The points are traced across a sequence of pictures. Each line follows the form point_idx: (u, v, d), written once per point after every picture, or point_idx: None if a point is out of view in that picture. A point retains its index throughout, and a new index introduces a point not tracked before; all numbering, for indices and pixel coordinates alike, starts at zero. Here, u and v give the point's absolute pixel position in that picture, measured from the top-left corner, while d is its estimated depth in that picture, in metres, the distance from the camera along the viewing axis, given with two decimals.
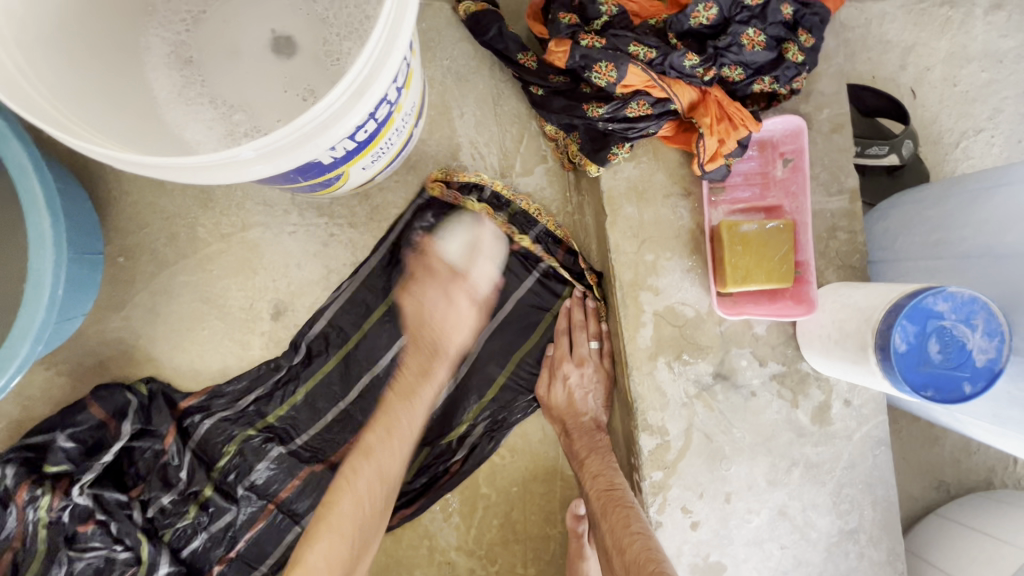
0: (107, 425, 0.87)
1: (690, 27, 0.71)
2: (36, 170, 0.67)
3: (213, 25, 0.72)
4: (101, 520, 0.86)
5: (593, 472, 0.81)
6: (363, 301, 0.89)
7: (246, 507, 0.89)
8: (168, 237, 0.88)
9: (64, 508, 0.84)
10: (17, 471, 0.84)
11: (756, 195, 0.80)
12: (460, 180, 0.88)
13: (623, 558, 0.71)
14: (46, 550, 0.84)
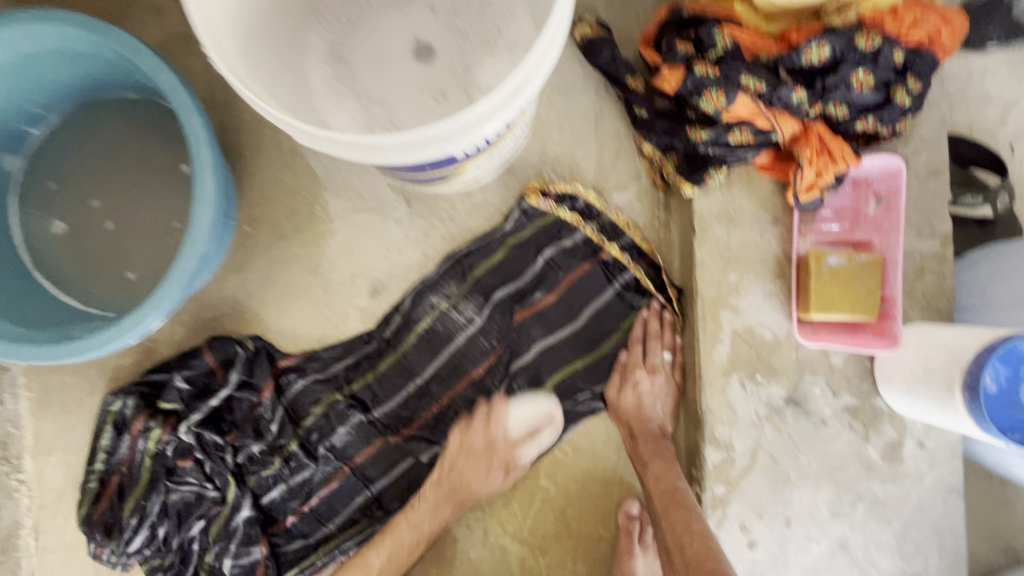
0: (217, 371, 0.96)
1: (801, 65, 0.75)
2: (208, 139, 0.78)
3: (365, 30, 0.82)
4: (198, 458, 0.95)
5: (656, 473, 0.85)
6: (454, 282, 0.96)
7: (324, 466, 0.97)
8: (289, 212, 0.98)
9: (170, 442, 0.94)
10: (137, 403, 0.94)
11: (845, 230, 0.83)
12: (555, 190, 0.95)
13: (683, 556, 0.74)
14: (149, 478, 0.94)
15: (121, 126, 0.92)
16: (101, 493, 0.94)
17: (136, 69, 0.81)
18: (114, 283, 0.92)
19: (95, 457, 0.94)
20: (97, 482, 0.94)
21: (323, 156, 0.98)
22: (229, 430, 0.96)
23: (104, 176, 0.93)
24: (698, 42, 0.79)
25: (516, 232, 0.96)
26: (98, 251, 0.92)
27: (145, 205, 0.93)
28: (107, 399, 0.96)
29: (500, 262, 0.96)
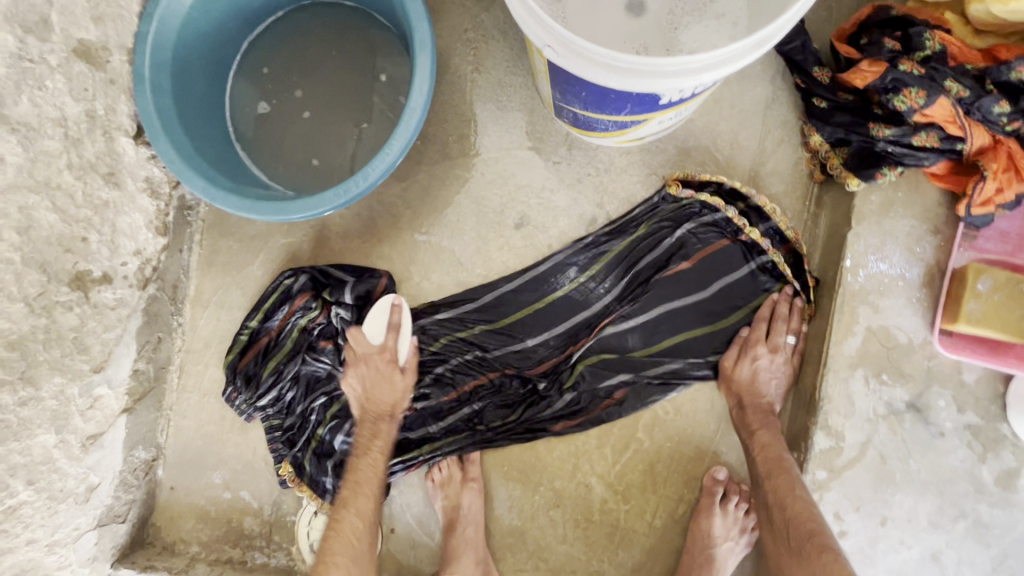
0: (380, 272, 1.06)
1: (1009, 79, 0.77)
2: (430, 47, 0.86)
3: None
4: (339, 343, 1.06)
5: (764, 441, 0.88)
6: (596, 241, 1.02)
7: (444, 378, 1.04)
8: (458, 136, 1.07)
9: (321, 324, 1.06)
10: (305, 282, 1.05)
11: (1007, 252, 0.84)
12: (699, 179, 0.98)
13: (783, 513, 0.82)
14: (292, 347, 1.05)
15: (336, 31, 1.03)
16: (249, 347, 1.06)
17: None
18: (299, 167, 1.02)
19: (251, 317, 1.06)
20: (247, 337, 1.05)
21: (500, 91, 1.06)
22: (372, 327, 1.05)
23: (311, 72, 1.03)
24: (903, 41, 0.81)
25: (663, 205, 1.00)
26: (292, 136, 1.02)
27: (340, 104, 1.03)
28: (284, 274, 1.07)
29: (643, 228, 1.01)
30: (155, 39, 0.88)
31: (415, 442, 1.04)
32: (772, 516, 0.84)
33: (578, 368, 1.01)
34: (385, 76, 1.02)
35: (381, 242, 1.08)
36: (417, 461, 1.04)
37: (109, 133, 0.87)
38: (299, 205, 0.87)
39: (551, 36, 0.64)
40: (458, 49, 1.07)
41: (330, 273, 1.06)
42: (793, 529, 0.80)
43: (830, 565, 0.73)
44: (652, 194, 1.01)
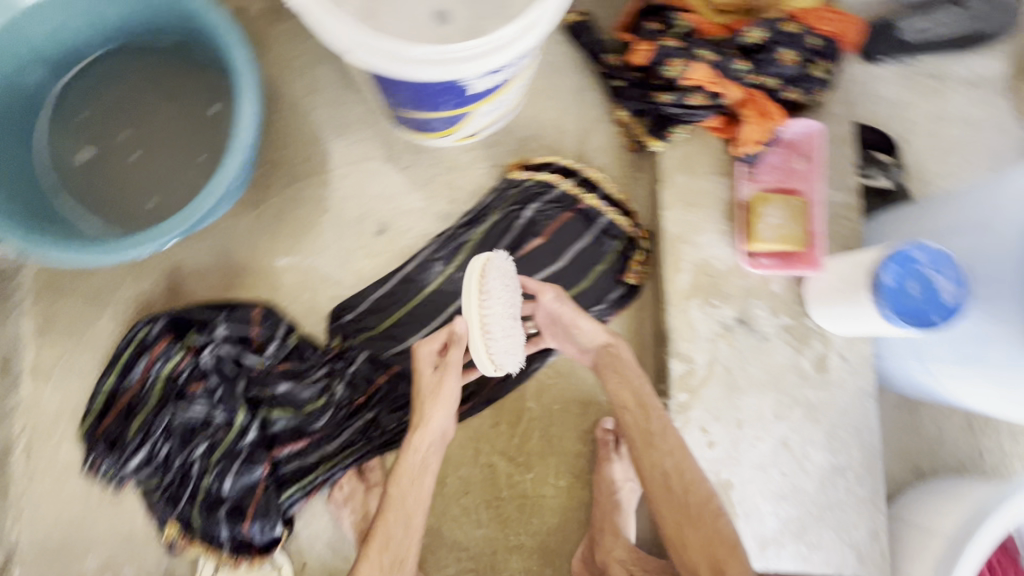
0: (246, 303, 1.04)
1: (743, 43, 0.95)
2: (248, 69, 0.87)
3: None
4: (211, 384, 1.00)
5: (646, 394, 0.92)
6: (455, 235, 1.08)
7: (333, 397, 1.03)
8: (304, 157, 1.09)
9: (187, 368, 0.99)
10: (163, 327, 1.00)
11: (780, 179, 1.02)
12: (534, 163, 1.09)
13: (682, 480, 0.87)
14: (159, 399, 0.98)
15: (153, 67, 1.01)
16: (109, 408, 0.99)
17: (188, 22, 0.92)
18: (136, 209, 0.98)
19: (108, 375, 0.99)
20: (105, 398, 0.99)
21: (338, 110, 1.10)
22: (246, 359, 1.01)
23: (135, 112, 1.00)
24: (663, 23, 0.98)
25: (509, 190, 1.09)
26: (122, 180, 0.99)
27: (170, 140, 1.00)
28: (138, 324, 1.01)
29: (494, 215, 1.09)
30: None
31: (313, 466, 1.02)
32: (667, 479, 0.87)
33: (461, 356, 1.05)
34: (216, 108, 1.01)
35: (243, 272, 1.06)
36: (316, 485, 1.02)
37: None
38: (138, 241, 0.86)
39: (350, 42, 0.72)
40: (290, 75, 1.10)
41: (192, 313, 1.01)
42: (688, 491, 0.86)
43: (725, 527, 0.84)
44: (498, 182, 1.10)
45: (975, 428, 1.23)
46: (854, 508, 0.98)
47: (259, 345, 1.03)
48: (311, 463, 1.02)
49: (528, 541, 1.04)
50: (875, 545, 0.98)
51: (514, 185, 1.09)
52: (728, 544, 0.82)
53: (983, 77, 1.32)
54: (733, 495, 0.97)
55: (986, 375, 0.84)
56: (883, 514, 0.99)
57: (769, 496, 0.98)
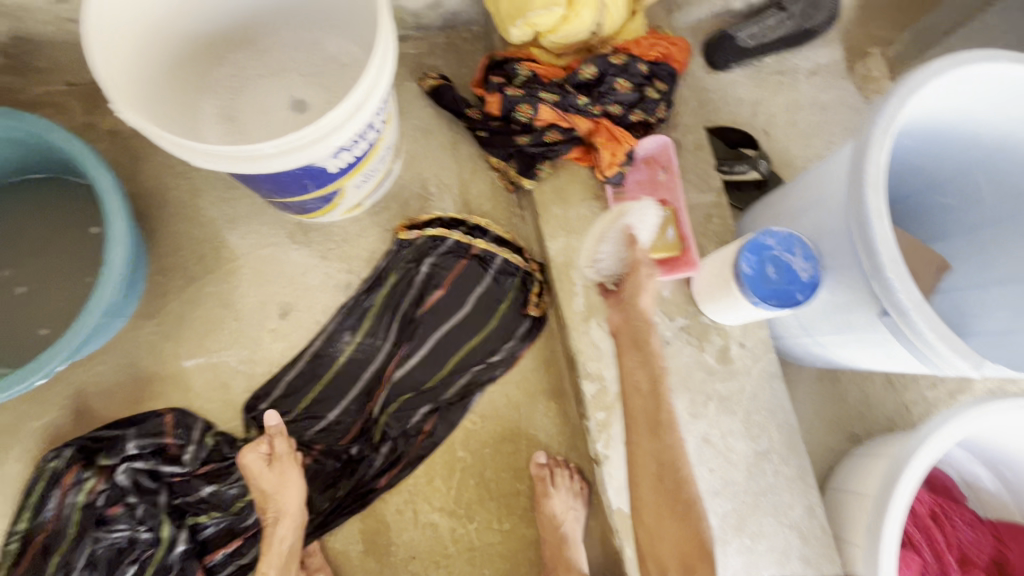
0: (156, 412, 1.03)
1: (580, 80, 1.04)
2: (117, 193, 0.92)
3: (249, 97, 1.02)
4: (130, 503, 0.97)
5: (650, 378, 0.88)
6: (358, 302, 1.11)
7: None
8: (197, 257, 1.12)
9: (103, 491, 0.97)
10: (73, 454, 0.98)
11: (648, 193, 1.08)
12: (421, 221, 1.14)
13: (674, 476, 0.83)
14: (76, 531, 0.95)
15: (32, 201, 1.04)
16: (26, 550, 0.95)
17: (56, 155, 0.96)
18: (26, 342, 0.98)
19: (20, 515, 0.96)
20: (21, 540, 0.96)
21: (226, 206, 1.14)
22: (166, 469, 1.00)
23: (17, 250, 1.02)
24: (507, 75, 1.07)
25: (403, 250, 1.13)
26: (8, 316, 0.99)
27: (54, 268, 1.02)
28: (46, 456, 0.99)
29: (392, 276, 1.12)
30: None
31: (250, 564, 1.00)
32: (658, 471, 0.84)
33: (380, 423, 1.06)
34: (96, 228, 1.03)
35: (151, 381, 1.06)
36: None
37: None
38: (34, 369, 0.88)
39: (191, 151, 0.76)
40: (173, 183, 1.14)
41: (103, 434, 1.00)
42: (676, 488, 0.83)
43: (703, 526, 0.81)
44: (391, 246, 1.14)
45: (895, 384, 1.29)
46: (786, 488, 1.01)
47: (176, 450, 1.01)
48: (247, 561, 1.01)
49: None
50: (813, 520, 1.00)
51: (406, 245, 1.13)
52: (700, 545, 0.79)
53: (822, 65, 1.45)
54: None
55: (860, 337, 0.89)
56: (814, 488, 1.01)
57: (703, 494, 0.99)
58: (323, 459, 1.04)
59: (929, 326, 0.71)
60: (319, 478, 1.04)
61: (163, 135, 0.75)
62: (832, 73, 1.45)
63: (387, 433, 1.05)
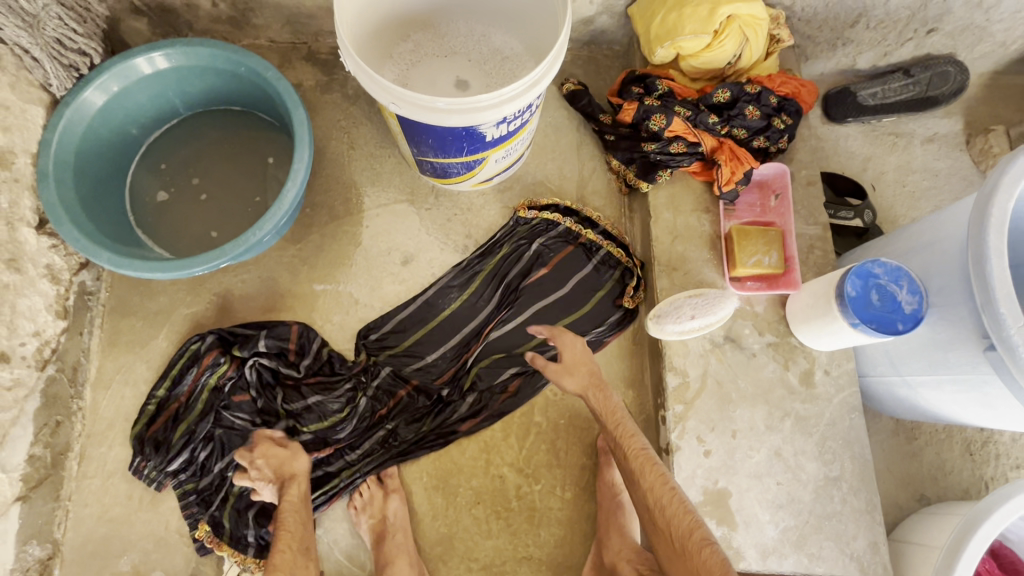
0: (285, 322, 1.16)
1: (713, 102, 1.14)
2: (305, 125, 1.07)
3: (422, 69, 1.17)
4: (252, 395, 1.12)
5: (620, 430, 1.00)
6: (471, 265, 1.23)
7: (357, 409, 1.12)
8: (343, 200, 1.27)
9: (231, 378, 1.11)
10: (213, 340, 1.12)
11: (757, 215, 1.16)
12: (540, 203, 1.25)
13: (663, 513, 0.91)
14: (203, 407, 1.09)
15: (226, 127, 1.22)
16: (158, 415, 1.09)
17: (261, 91, 1.14)
18: (199, 241, 1.16)
19: (159, 384, 1.10)
20: (155, 406, 1.10)
21: (374, 162, 1.30)
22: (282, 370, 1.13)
23: (208, 165, 1.21)
24: (645, 87, 1.18)
25: (519, 227, 1.24)
26: (190, 216, 1.17)
27: (234, 185, 1.20)
28: (190, 339, 1.14)
29: (505, 247, 1.23)
30: (58, 144, 1.01)
31: (335, 473, 1.11)
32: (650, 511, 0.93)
33: (471, 373, 1.15)
34: (273, 160, 1.21)
35: (283, 296, 1.21)
36: (339, 491, 1.10)
37: (12, 224, 0.97)
38: (199, 260, 1.01)
39: (392, 96, 0.91)
40: (335, 135, 1.32)
41: (240, 331, 1.14)
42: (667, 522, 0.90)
43: (711, 557, 0.84)
44: (509, 221, 1.25)
45: (974, 454, 1.27)
46: (852, 519, 1.02)
47: (295, 358, 1.14)
48: (332, 470, 1.11)
49: (535, 554, 1.08)
50: (875, 557, 1.00)
51: (522, 222, 1.24)
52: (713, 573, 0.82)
53: (939, 134, 1.49)
54: (732, 504, 1.02)
55: (956, 378, 0.91)
56: (881, 526, 1.02)
57: (767, 505, 1.02)
58: (415, 396, 1.15)
59: None
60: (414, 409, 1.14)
61: (375, 78, 0.89)
62: (949, 143, 1.49)
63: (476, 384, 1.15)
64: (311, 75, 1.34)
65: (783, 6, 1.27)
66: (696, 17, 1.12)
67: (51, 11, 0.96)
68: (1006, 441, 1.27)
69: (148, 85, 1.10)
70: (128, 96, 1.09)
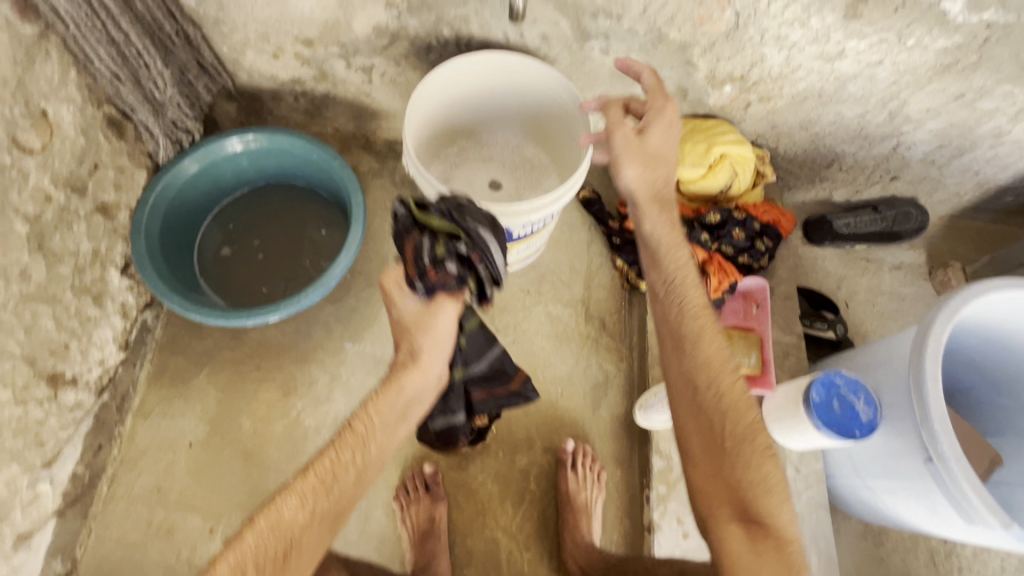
0: (469, 225, 0.96)
1: (706, 222, 1.35)
2: (359, 205, 1.27)
3: (462, 170, 1.40)
4: (458, 209, 0.98)
5: (693, 284, 1.04)
6: (463, 222, 0.97)
7: (452, 202, 1.00)
8: (379, 269, 1.44)
9: (443, 208, 0.99)
10: (442, 207, 0.99)
11: (740, 319, 1.32)
12: (408, 235, 0.97)
13: (719, 399, 0.95)
14: (467, 241, 0.96)
15: (290, 199, 1.43)
16: (477, 289, 1.00)
17: (327, 175, 1.35)
18: (251, 296, 1.32)
19: (443, 258, 0.95)
20: (440, 244, 0.95)
21: None
22: (456, 290, 0.99)
23: (267, 230, 1.40)
24: None
25: (428, 229, 0.96)
26: (244, 274, 1.34)
27: (288, 249, 1.38)
28: (438, 241, 0.95)
29: (434, 243, 0.95)
30: (153, 201, 1.20)
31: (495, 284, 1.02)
32: (709, 421, 0.95)
33: (444, 226, 0.95)
34: (325, 231, 1.40)
35: (316, 349, 1.35)
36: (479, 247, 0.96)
37: (105, 264, 1.13)
38: (251, 313, 1.15)
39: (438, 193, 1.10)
40: (379, 213, 1.51)
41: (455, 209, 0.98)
42: (748, 455, 0.92)
43: (767, 471, 0.91)
44: (422, 227, 0.97)
45: (938, 565, 1.35)
46: None
47: (453, 220, 0.97)
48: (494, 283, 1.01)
49: None
50: None
51: (425, 225, 0.97)
52: (771, 491, 0.90)
53: (905, 263, 1.70)
54: None
55: (906, 486, 1.03)
56: None
57: None
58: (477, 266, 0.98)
59: (966, 479, 0.90)
60: (479, 236, 0.97)
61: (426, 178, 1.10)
62: (913, 272, 1.69)
63: (419, 283, 0.98)
64: (367, 161, 1.57)
65: (768, 148, 1.51)
66: (694, 152, 1.35)
67: (174, 99, 1.19)
68: (968, 555, 1.36)
69: (232, 159, 1.32)
70: (214, 168, 1.31)
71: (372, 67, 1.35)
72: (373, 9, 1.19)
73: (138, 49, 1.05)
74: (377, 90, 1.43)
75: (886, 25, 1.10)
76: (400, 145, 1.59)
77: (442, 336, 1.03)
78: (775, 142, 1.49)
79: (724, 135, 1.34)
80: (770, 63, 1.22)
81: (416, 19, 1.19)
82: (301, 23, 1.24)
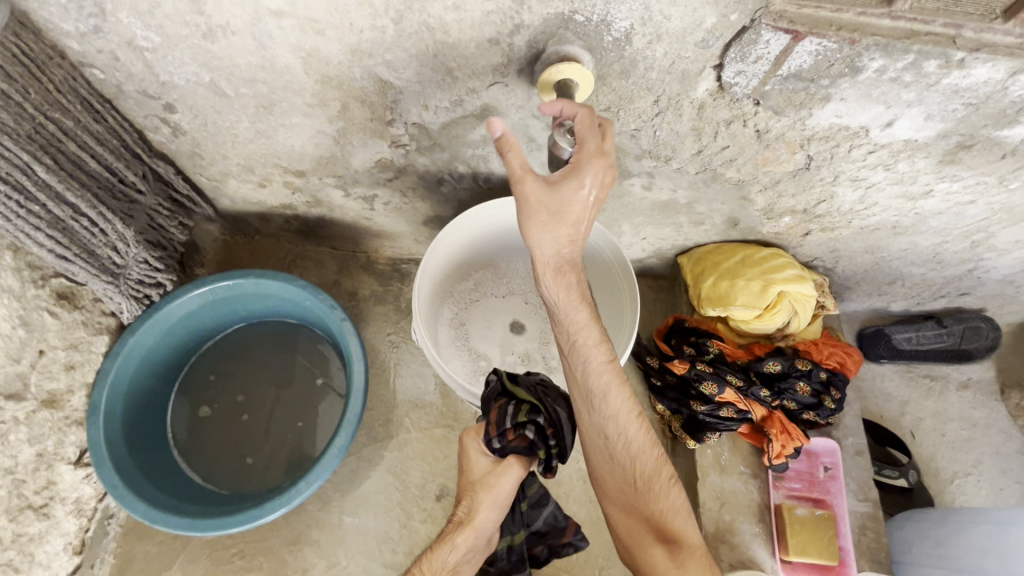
0: (555, 403, 0.90)
1: (764, 370, 1.16)
2: (360, 361, 1.06)
3: (478, 308, 1.22)
4: (543, 386, 0.92)
5: (590, 337, 0.81)
6: (545, 394, 0.91)
7: (540, 378, 0.95)
8: (383, 418, 1.25)
9: (532, 380, 0.94)
10: (530, 379, 0.94)
11: (806, 488, 1.14)
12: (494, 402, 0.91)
13: (626, 454, 0.82)
14: (548, 415, 0.88)
15: (280, 339, 1.24)
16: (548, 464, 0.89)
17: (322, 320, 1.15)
18: (235, 471, 1.13)
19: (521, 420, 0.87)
20: (522, 411, 0.88)
21: (419, 380, 1.29)
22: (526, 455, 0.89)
23: (253, 381, 1.20)
24: (696, 348, 1.20)
25: (513, 395, 0.91)
26: (228, 442, 1.15)
27: (278, 405, 1.18)
28: (520, 409, 0.88)
29: (517, 408, 0.88)
30: (113, 375, 1.00)
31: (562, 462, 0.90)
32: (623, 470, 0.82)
33: (529, 397, 0.89)
34: (322, 380, 1.20)
35: (312, 524, 1.15)
36: (556, 424, 0.88)
37: (52, 465, 0.96)
38: (233, 519, 0.96)
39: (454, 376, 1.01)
40: (383, 348, 1.32)
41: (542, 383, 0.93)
42: (655, 504, 0.80)
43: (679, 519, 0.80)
44: (508, 393, 0.92)
45: None
46: None
47: (539, 393, 0.91)
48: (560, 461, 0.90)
49: None
50: None
51: (512, 391, 0.91)
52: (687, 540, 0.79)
53: (974, 379, 1.51)
54: None
55: None
56: None
57: None
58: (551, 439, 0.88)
59: None
60: (562, 413, 0.89)
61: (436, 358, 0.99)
62: (984, 391, 1.50)
63: (493, 444, 0.89)
64: (369, 284, 1.37)
65: (824, 267, 1.32)
66: (748, 290, 1.16)
67: (137, 254, 1.00)
68: None
69: (207, 307, 1.12)
70: (188, 318, 1.11)
71: (374, 197, 1.16)
72: (376, 146, 0.99)
73: (88, 221, 0.90)
74: (379, 215, 1.24)
75: (987, 170, 0.91)
76: (406, 263, 1.40)
77: (502, 494, 0.90)
78: (833, 263, 1.30)
79: (782, 269, 1.15)
80: (840, 200, 1.05)
81: (426, 157, 1.01)
82: (289, 157, 1.04)
